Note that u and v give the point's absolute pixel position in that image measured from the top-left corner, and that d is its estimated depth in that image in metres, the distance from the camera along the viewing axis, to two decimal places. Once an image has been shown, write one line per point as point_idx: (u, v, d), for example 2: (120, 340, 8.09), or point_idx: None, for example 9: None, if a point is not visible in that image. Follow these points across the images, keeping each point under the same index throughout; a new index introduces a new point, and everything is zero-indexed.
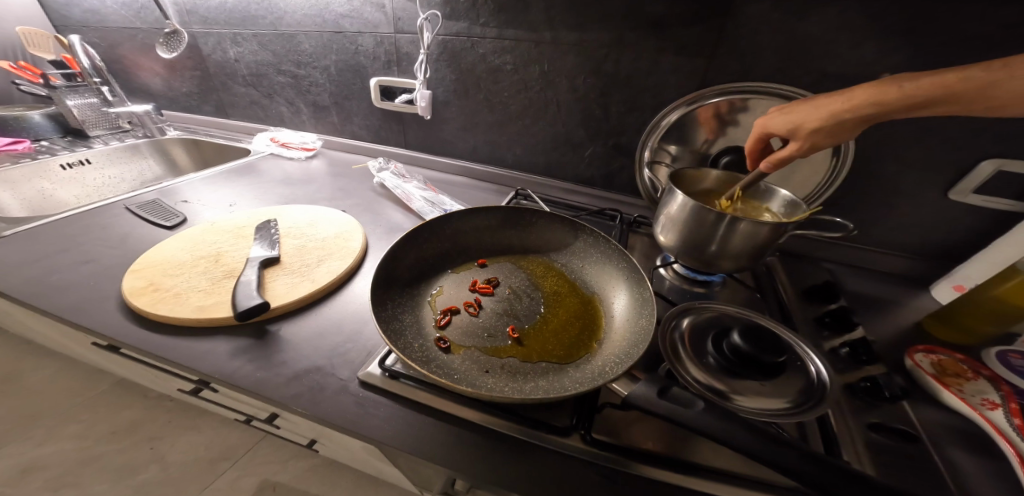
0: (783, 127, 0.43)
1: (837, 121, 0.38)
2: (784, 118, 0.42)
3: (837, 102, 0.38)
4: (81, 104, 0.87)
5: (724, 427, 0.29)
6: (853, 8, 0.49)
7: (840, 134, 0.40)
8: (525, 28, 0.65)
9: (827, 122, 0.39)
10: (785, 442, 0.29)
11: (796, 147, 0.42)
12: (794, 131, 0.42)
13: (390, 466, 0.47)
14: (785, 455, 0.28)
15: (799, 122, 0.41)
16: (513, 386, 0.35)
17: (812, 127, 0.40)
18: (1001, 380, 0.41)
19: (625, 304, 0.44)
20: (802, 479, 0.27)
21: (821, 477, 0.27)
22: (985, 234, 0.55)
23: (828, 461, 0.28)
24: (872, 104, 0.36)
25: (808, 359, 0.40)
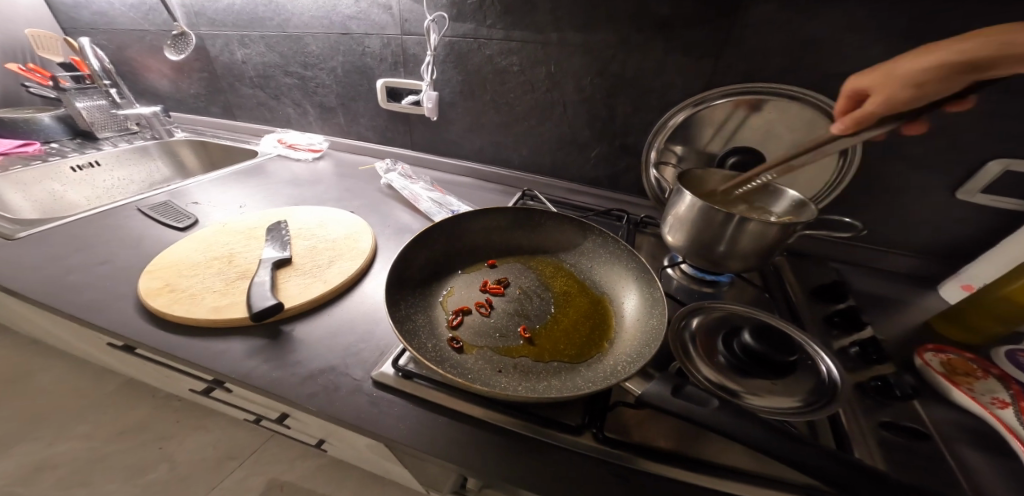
0: (872, 80, 0.38)
1: (936, 67, 0.33)
2: (879, 71, 0.38)
3: (946, 46, 0.33)
4: (91, 106, 0.88)
5: (738, 424, 0.29)
6: (859, 9, 0.49)
7: (931, 86, 0.34)
8: (532, 30, 0.66)
9: (921, 69, 0.34)
10: (801, 438, 0.29)
11: (876, 99, 0.37)
12: (879, 84, 0.37)
13: (399, 465, 0.47)
14: (800, 452, 0.28)
15: (893, 71, 0.36)
16: (526, 386, 0.35)
17: (906, 76, 0.35)
18: (1010, 378, 0.41)
19: (635, 304, 0.44)
20: (817, 475, 0.28)
21: (837, 474, 0.28)
22: (992, 234, 0.54)
23: (842, 458, 0.28)
24: (984, 47, 0.31)
25: (817, 358, 0.40)
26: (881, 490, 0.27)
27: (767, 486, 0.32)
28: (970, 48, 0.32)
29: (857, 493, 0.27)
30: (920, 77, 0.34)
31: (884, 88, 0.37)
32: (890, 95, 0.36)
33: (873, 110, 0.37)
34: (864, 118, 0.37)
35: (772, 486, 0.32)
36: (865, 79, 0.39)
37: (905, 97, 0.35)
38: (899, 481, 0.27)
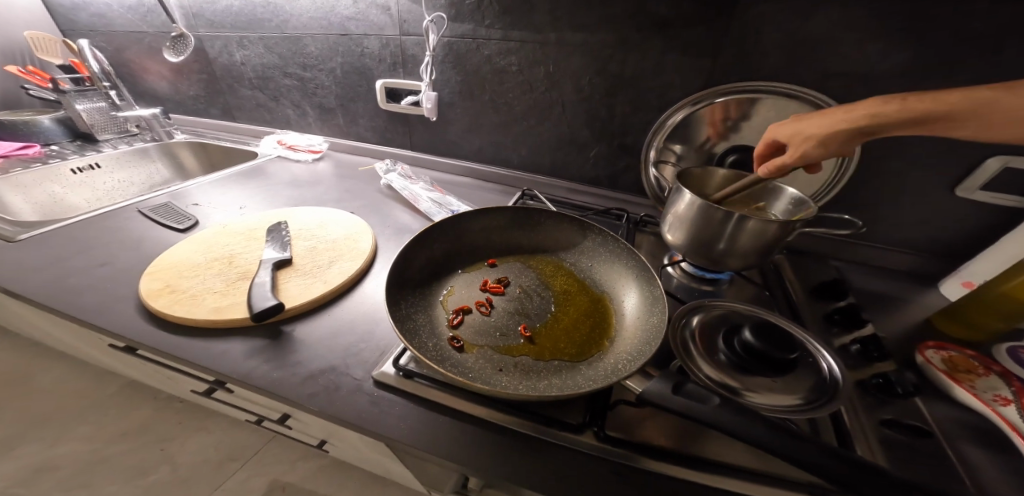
0: (787, 134, 0.44)
1: (837, 130, 0.38)
2: (792, 125, 0.43)
3: (839, 113, 0.38)
4: (91, 108, 0.88)
5: (739, 422, 0.29)
6: (857, 7, 0.49)
7: (833, 145, 0.39)
8: (530, 30, 0.66)
9: (820, 131, 0.39)
10: (802, 436, 0.29)
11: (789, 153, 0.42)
12: (793, 139, 0.42)
13: (401, 465, 0.48)
14: (802, 450, 0.28)
15: (799, 130, 0.42)
16: (527, 384, 0.35)
17: (810, 135, 0.40)
18: (1012, 375, 0.41)
19: (635, 303, 0.44)
20: (819, 473, 0.28)
21: (839, 472, 0.28)
22: (992, 231, 0.54)
23: (844, 456, 0.28)
24: (865, 117, 0.37)
25: (818, 355, 0.40)
26: (883, 488, 0.27)
27: (769, 484, 0.32)
28: (854, 116, 0.37)
29: (858, 491, 0.27)
30: (823, 138, 0.39)
31: (794, 145, 0.42)
32: (799, 150, 0.41)
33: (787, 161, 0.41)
34: (781, 167, 0.42)
35: (774, 484, 0.32)
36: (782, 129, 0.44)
37: (813, 154, 0.40)
38: (902, 479, 0.27)
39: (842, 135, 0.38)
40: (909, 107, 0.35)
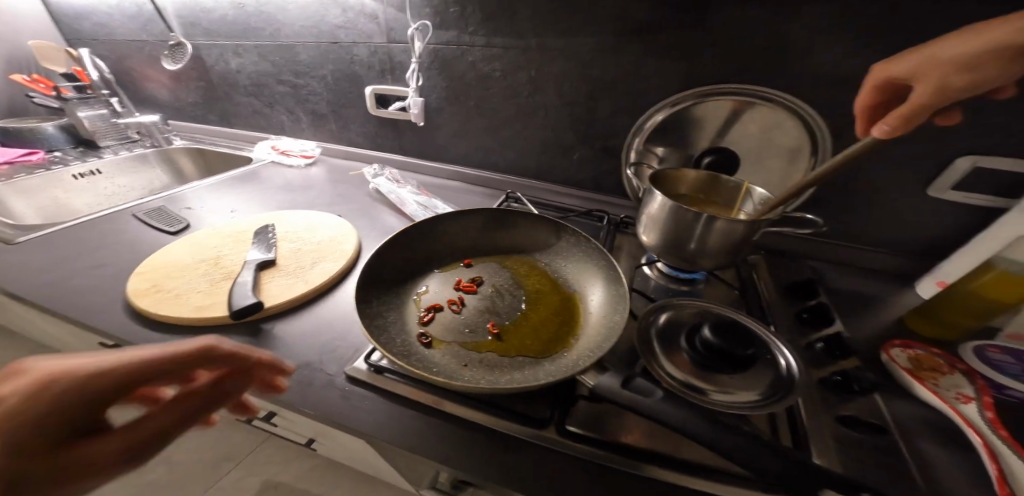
0: (910, 68, 0.39)
1: (992, 48, 0.33)
2: (913, 58, 0.39)
3: (1001, 26, 0.34)
4: (92, 116, 0.91)
5: (687, 417, 0.30)
6: (825, 11, 0.50)
7: (983, 71, 0.34)
8: (512, 37, 0.68)
9: (973, 51, 0.34)
10: (747, 432, 0.30)
11: (924, 85, 0.36)
12: (922, 69, 0.37)
13: (382, 461, 0.49)
14: (740, 443, 0.29)
15: (929, 58, 0.37)
16: (488, 379, 0.36)
17: (948, 58, 0.36)
18: (976, 374, 0.42)
19: (603, 301, 0.45)
20: (753, 467, 0.28)
21: (775, 468, 0.28)
22: (966, 231, 0.55)
23: (782, 452, 0.29)
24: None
25: (777, 351, 0.41)
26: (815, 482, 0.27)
27: (713, 478, 0.33)
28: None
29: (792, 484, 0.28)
30: (969, 62, 0.35)
31: (930, 74, 0.37)
32: (938, 80, 0.36)
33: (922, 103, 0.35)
34: (910, 117, 0.35)
35: (717, 478, 0.33)
36: (901, 65, 0.40)
37: (963, 81, 0.35)
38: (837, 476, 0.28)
39: (1003, 53, 0.34)
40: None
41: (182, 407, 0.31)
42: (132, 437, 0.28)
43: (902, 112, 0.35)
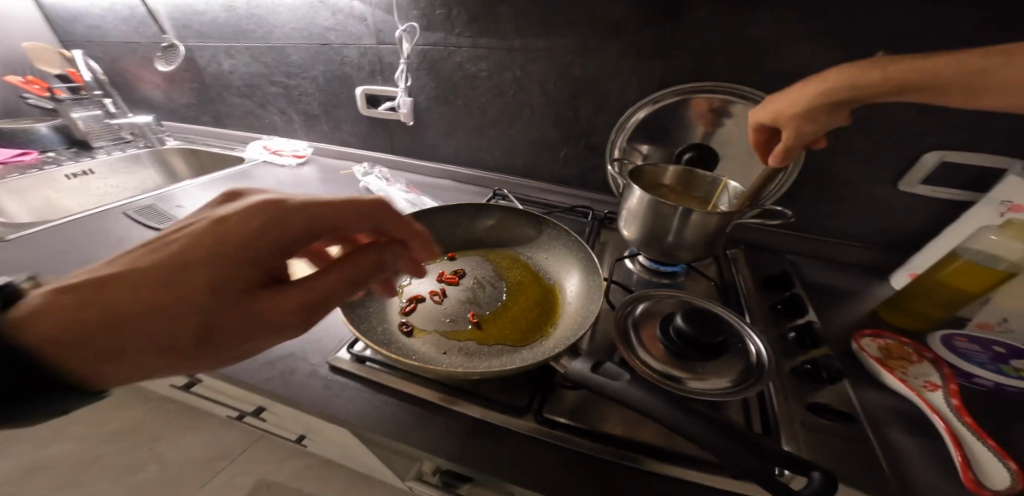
0: (768, 117, 0.42)
1: (815, 106, 0.37)
2: (769, 107, 0.42)
3: (816, 84, 0.37)
4: (87, 117, 0.92)
5: (651, 400, 0.31)
6: (795, 12, 0.52)
7: (821, 119, 0.38)
8: (497, 38, 0.69)
9: (802, 109, 0.38)
10: (702, 415, 0.29)
11: (784, 135, 0.41)
12: (778, 120, 0.41)
13: (369, 453, 0.50)
14: (693, 424, 0.29)
15: (779, 110, 0.40)
16: (466, 365, 0.37)
17: (790, 113, 0.39)
18: (943, 362, 0.42)
19: (581, 292, 0.46)
20: (704, 446, 0.28)
21: (722, 448, 0.27)
22: (936, 225, 0.57)
23: (734, 432, 0.28)
24: (846, 86, 0.35)
25: (748, 339, 0.42)
26: (760, 461, 0.27)
27: (677, 462, 0.34)
28: (831, 88, 0.35)
29: (739, 465, 0.27)
30: (808, 116, 0.38)
31: (784, 126, 0.40)
32: (791, 131, 0.40)
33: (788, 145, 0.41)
34: (788, 153, 0.41)
35: (680, 462, 0.34)
36: (760, 113, 0.43)
37: (808, 130, 0.39)
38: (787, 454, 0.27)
39: (820, 109, 0.37)
40: (884, 74, 0.33)
41: (348, 271, 0.33)
42: (317, 292, 0.31)
43: (778, 149, 0.42)
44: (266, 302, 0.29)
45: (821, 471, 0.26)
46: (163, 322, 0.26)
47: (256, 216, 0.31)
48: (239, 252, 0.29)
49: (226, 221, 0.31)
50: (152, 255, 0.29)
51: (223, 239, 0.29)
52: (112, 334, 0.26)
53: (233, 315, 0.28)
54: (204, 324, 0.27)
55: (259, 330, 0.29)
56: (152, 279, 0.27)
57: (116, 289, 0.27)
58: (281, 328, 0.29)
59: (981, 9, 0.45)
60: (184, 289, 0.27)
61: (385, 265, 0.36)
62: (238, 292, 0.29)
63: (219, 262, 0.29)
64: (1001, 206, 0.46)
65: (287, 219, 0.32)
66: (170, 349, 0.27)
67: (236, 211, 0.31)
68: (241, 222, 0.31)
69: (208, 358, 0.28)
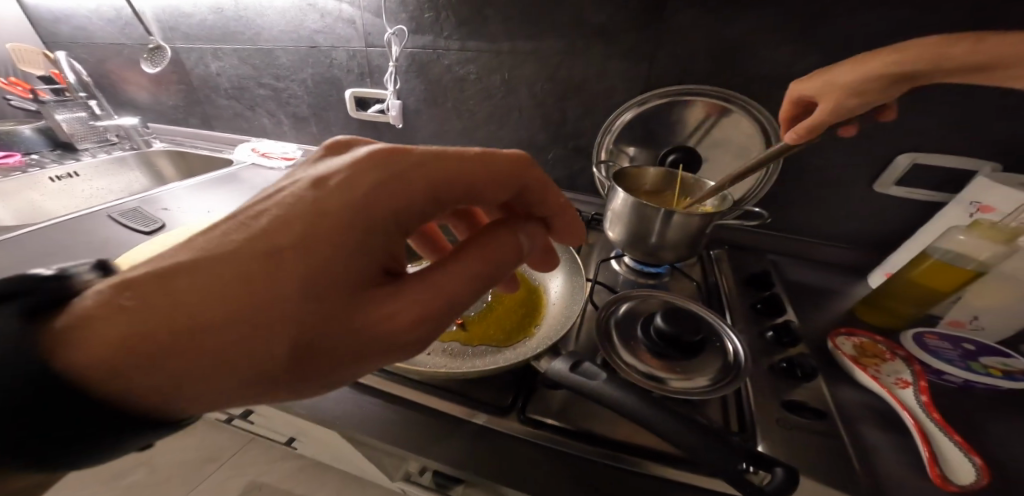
0: (817, 87, 0.46)
1: (882, 74, 0.41)
2: (821, 78, 0.46)
3: (889, 55, 0.40)
4: (70, 118, 0.91)
5: (627, 398, 0.31)
6: (772, 17, 0.53)
7: (871, 92, 0.42)
8: (485, 41, 0.70)
9: (865, 76, 0.41)
10: (676, 412, 0.30)
11: (827, 102, 0.44)
12: (829, 88, 0.44)
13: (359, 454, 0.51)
14: (668, 421, 0.30)
15: (835, 79, 0.44)
16: (448, 365, 0.38)
17: (848, 81, 0.43)
18: (914, 359, 0.43)
19: (565, 292, 0.47)
20: (677, 442, 0.29)
21: (693, 443, 0.29)
22: (910, 224, 0.58)
23: (705, 429, 0.29)
24: (920, 59, 0.39)
25: (726, 338, 0.43)
26: (729, 454, 0.28)
27: (657, 460, 0.34)
28: (903, 59, 0.40)
29: (705, 460, 0.28)
30: (865, 85, 0.42)
31: (833, 94, 0.44)
32: (839, 98, 0.43)
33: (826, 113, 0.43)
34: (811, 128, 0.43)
35: (660, 459, 0.35)
36: (808, 84, 0.47)
37: (853, 105, 0.43)
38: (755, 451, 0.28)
39: (883, 80, 0.41)
40: (976, 48, 0.36)
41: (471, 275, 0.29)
42: (435, 303, 0.27)
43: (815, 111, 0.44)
44: (386, 304, 0.26)
45: (785, 467, 0.28)
46: (266, 333, 0.23)
47: (373, 183, 0.28)
48: (352, 238, 0.26)
49: (332, 198, 0.27)
50: (249, 236, 0.25)
51: (334, 216, 0.26)
52: (211, 340, 0.22)
53: (349, 321, 0.25)
54: (308, 337, 0.24)
55: (376, 340, 0.26)
56: (249, 273, 0.24)
57: (210, 280, 0.23)
58: (401, 340, 0.26)
59: (950, 16, 0.47)
60: (289, 292, 0.24)
61: (522, 250, 0.32)
62: (353, 291, 0.26)
63: (333, 248, 0.25)
64: (970, 207, 0.47)
65: (406, 187, 0.29)
66: (275, 362, 0.24)
67: (344, 177, 0.28)
68: (350, 192, 0.27)
69: (310, 379, 0.25)
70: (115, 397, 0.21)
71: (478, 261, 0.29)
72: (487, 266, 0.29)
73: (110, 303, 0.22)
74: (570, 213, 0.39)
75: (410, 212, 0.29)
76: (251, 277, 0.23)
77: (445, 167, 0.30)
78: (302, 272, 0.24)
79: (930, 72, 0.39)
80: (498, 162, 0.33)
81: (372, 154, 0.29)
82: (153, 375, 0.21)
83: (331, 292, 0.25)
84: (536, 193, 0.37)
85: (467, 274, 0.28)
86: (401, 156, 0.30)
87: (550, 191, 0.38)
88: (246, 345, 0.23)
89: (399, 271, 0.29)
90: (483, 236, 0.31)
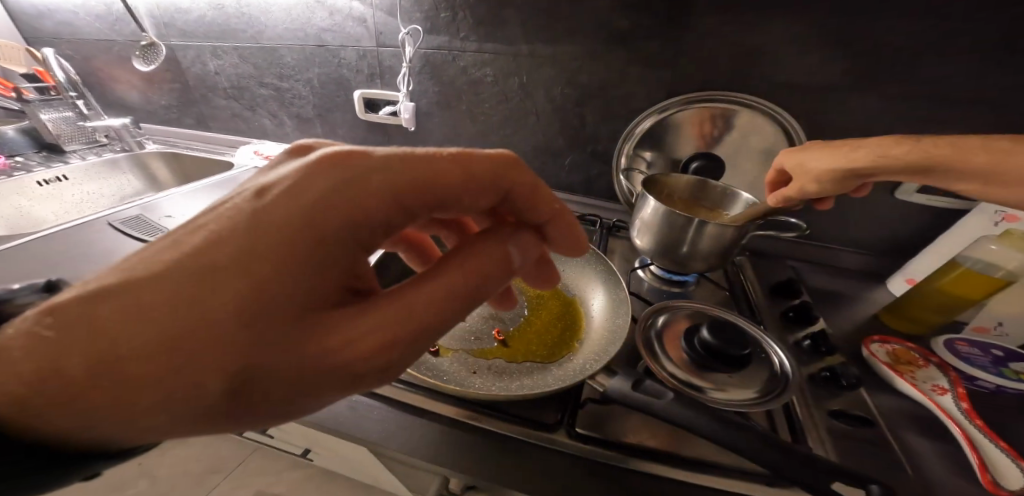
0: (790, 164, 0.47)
1: (833, 171, 0.41)
2: (795, 154, 0.46)
3: (849, 150, 0.41)
4: (57, 118, 0.86)
5: (697, 417, 0.31)
6: (801, 24, 0.53)
7: (827, 185, 0.43)
8: (503, 43, 0.68)
9: (823, 169, 0.42)
10: (749, 427, 0.30)
11: (791, 186, 0.45)
12: (797, 168, 0.45)
13: (386, 471, 0.51)
14: (746, 438, 0.29)
15: (802, 162, 0.45)
16: (498, 384, 0.36)
17: (810, 170, 0.44)
18: (949, 366, 0.44)
19: (603, 305, 0.46)
20: (759, 460, 0.28)
21: (775, 459, 0.28)
22: (931, 231, 0.59)
23: (783, 445, 0.29)
24: (869, 160, 0.39)
25: (771, 350, 0.43)
26: (814, 472, 0.28)
27: (720, 474, 0.34)
28: (856, 158, 0.40)
29: (790, 475, 0.28)
30: (820, 176, 0.43)
31: (799, 178, 0.45)
32: (800, 185, 0.44)
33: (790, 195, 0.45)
34: (786, 197, 0.45)
35: (723, 473, 0.34)
36: (786, 157, 0.48)
37: (815, 189, 0.44)
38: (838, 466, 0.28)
39: (838, 175, 0.42)
40: (912, 148, 0.37)
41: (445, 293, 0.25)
42: (404, 325, 0.24)
43: (780, 193, 0.46)
44: (342, 330, 0.23)
45: (879, 483, 0.28)
46: (192, 368, 0.20)
47: (324, 191, 0.24)
48: (299, 254, 0.23)
49: (273, 209, 0.24)
50: (177, 254, 0.22)
51: (279, 231, 0.23)
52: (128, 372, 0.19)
53: (296, 351, 0.22)
54: (250, 369, 0.21)
55: (333, 373, 0.23)
56: (172, 299, 0.20)
57: (128, 302, 0.20)
58: (359, 370, 0.23)
59: (980, 25, 0.47)
60: (222, 319, 0.21)
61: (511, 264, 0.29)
62: (302, 315, 0.23)
63: (277, 265, 0.22)
64: (994, 216, 0.47)
65: (367, 195, 0.25)
66: (210, 399, 0.21)
67: (293, 185, 0.25)
68: (297, 202, 0.24)
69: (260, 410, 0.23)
70: (34, 429, 0.20)
71: (453, 279, 0.26)
72: (464, 284, 0.26)
73: (38, 332, 0.20)
74: (565, 219, 0.34)
75: (372, 223, 0.26)
76: (176, 299, 0.21)
77: (413, 170, 0.27)
78: (235, 296, 0.21)
79: (869, 172, 0.40)
80: (476, 165, 0.29)
81: (330, 156, 0.26)
82: (68, 409, 0.19)
83: (276, 315, 0.22)
84: (525, 199, 0.32)
85: (438, 295, 0.25)
86: (359, 160, 0.26)
87: (545, 196, 0.33)
88: (167, 379, 0.20)
89: (366, 290, 0.26)
90: (466, 248, 0.28)
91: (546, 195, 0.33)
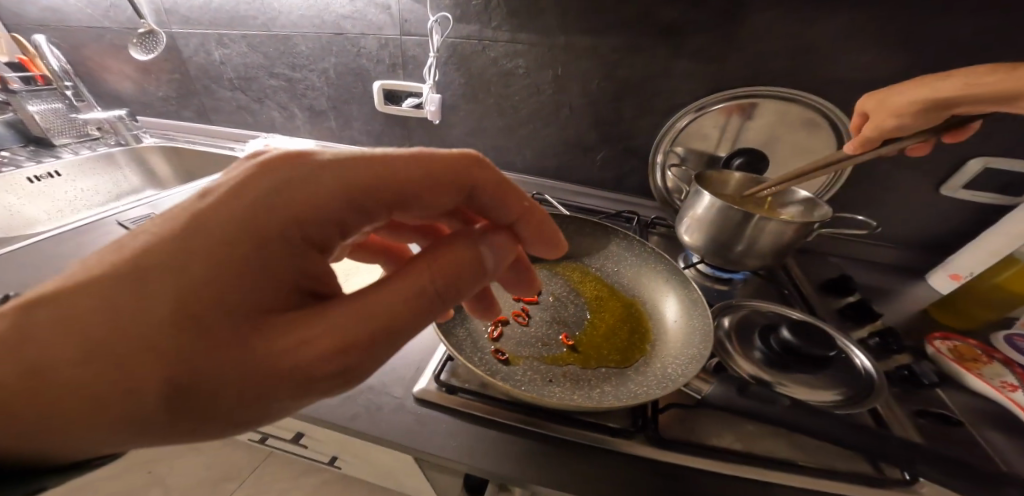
0: (874, 104, 0.46)
1: (919, 101, 0.41)
2: (877, 96, 0.46)
3: (939, 82, 0.41)
4: (46, 110, 0.79)
5: (809, 419, 0.33)
6: (855, 17, 0.52)
7: (910, 120, 0.42)
8: (539, 33, 0.65)
9: (908, 101, 0.42)
10: (859, 425, 0.33)
11: (871, 124, 0.45)
12: (880, 107, 0.45)
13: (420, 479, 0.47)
14: (860, 436, 0.32)
15: (886, 99, 0.44)
16: (580, 393, 0.34)
17: (895, 104, 0.43)
18: (1013, 363, 0.44)
19: (669, 306, 0.45)
20: (877, 454, 0.31)
21: (890, 452, 0.31)
22: (973, 226, 0.59)
23: (891, 438, 0.32)
24: (960, 89, 0.39)
25: (851, 353, 0.42)
26: (927, 458, 0.31)
27: (823, 477, 0.32)
28: (945, 88, 0.40)
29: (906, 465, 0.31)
30: (905, 109, 0.42)
31: (880, 115, 0.44)
32: (879, 122, 0.44)
33: (871, 131, 0.44)
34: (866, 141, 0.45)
35: (825, 475, 0.32)
36: (868, 101, 0.47)
37: (892, 124, 0.43)
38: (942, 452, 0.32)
39: (923, 107, 0.41)
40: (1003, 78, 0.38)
41: (406, 290, 0.25)
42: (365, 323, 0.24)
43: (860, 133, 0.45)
44: (294, 331, 0.23)
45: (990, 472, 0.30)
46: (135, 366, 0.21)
47: (271, 189, 0.25)
48: (249, 253, 0.24)
49: (222, 210, 0.24)
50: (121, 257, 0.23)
51: (224, 231, 0.24)
52: (84, 382, 0.21)
53: (247, 355, 0.22)
54: (193, 371, 0.22)
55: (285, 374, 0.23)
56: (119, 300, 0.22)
57: (82, 309, 0.22)
58: (315, 371, 0.23)
59: None
60: (166, 319, 0.22)
61: (482, 264, 0.29)
62: (251, 317, 0.23)
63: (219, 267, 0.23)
64: None
65: (317, 191, 0.26)
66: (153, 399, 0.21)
67: (241, 184, 0.25)
68: (244, 202, 0.25)
69: (207, 415, 0.23)
70: None
71: (413, 277, 0.25)
72: (426, 282, 0.26)
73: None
74: (533, 216, 0.35)
75: (324, 216, 0.26)
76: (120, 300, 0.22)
77: (357, 169, 0.27)
78: (175, 295, 0.22)
79: (955, 103, 0.40)
80: (432, 162, 0.30)
81: (275, 157, 0.26)
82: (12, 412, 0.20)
83: (217, 317, 0.22)
84: (488, 193, 0.33)
85: (397, 294, 0.25)
86: (306, 159, 0.27)
87: (507, 193, 0.34)
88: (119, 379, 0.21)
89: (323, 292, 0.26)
90: (432, 247, 0.27)
91: (514, 191, 0.34)
